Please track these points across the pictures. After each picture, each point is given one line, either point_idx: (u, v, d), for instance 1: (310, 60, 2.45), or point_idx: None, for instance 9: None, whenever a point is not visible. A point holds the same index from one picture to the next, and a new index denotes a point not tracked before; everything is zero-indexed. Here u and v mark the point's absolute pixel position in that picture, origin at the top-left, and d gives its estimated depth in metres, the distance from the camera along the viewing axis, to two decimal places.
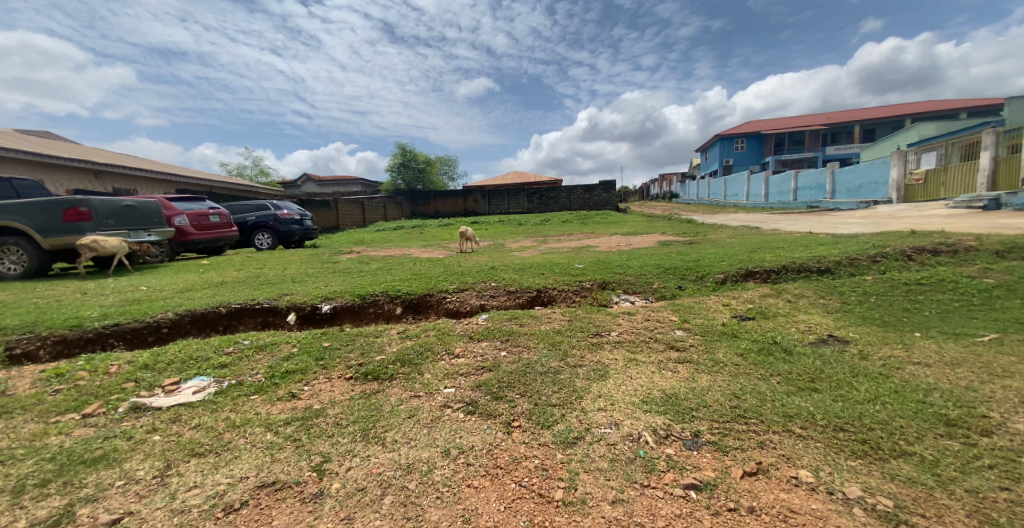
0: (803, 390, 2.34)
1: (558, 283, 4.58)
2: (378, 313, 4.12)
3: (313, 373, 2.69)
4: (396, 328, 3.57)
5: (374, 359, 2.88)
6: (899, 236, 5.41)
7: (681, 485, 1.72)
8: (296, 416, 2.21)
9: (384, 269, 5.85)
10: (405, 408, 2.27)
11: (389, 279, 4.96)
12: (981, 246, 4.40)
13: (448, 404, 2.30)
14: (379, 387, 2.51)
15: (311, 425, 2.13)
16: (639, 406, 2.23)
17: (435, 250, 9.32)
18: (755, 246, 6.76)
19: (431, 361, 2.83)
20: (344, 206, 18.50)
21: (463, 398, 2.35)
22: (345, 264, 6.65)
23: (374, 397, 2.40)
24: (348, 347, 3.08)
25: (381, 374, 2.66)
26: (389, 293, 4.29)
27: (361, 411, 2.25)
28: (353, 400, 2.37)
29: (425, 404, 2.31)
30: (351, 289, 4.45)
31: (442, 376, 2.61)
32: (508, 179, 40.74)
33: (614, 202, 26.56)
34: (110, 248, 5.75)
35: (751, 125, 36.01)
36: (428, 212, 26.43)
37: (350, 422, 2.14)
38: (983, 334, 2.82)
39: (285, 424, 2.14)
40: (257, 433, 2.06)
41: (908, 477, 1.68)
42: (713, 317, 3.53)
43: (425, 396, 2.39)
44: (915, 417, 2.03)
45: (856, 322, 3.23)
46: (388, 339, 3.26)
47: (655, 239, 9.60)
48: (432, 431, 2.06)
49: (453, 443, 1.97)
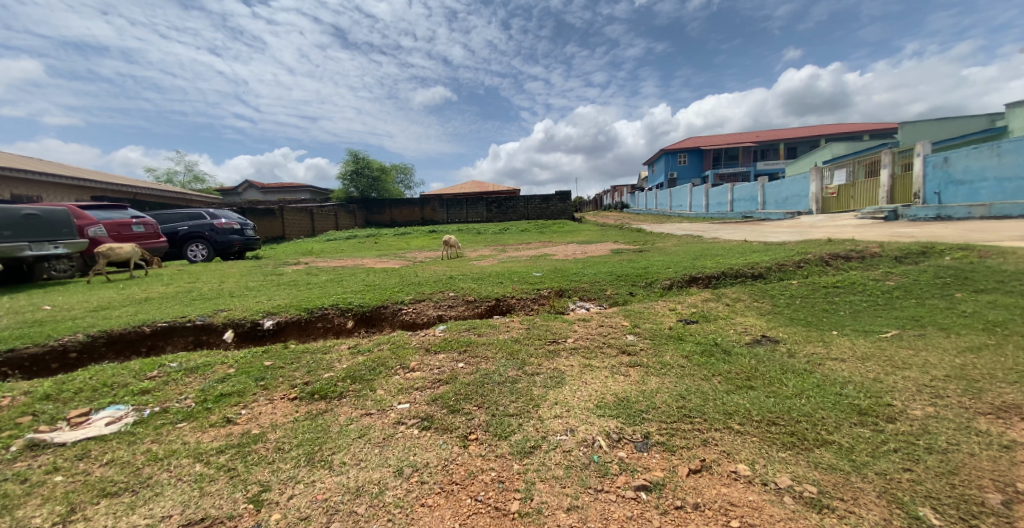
0: (740, 388, 2.51)
1: (517, 291, 4.63)
2: (327, 328, 3.95)
3: (251, 395, 2.53)
4: (346, 342, 3.44)
5: (322, 377, 2.75)
6: (818, 244, 5.98)
7: (633, 487, 1.78)
8: (232, 443, 2.06)
9: (333, 281, 5.62)
10: (356, 427, 2.20)
11: (339, 291, 4.77)
12: (884, 251, 4.94)
13: (401, 420, 2.25)
14: (327, 406, 2.40)
15: (249, 452, 1.99)
16: (594, 411, 2.29)
17: (389, 260, 9.10)
18: (699, 253, 7.21)
19: (385, 377, 2.75)
20: (291, 215, 17.62)
21: (419, 413, 2.30)
22: (289, 276, 6.34)
23: (321, 418, 2.29)
24: (293, 366, 2.92)
25: (328, 392, 2.55)
26: (338, 306, 4.13)
27: (306, 433, 2.15)
28: (297, 422, 2.25)
29: (377, 421, 2.24)
30: (295, 302, 4.23)
31: (396, 391, 2.55)
32: (463, 188, 40.68)
33: (570, 211, 27.18)
34: (123, 254, 6.40)
35: (691, 141, 38.39)
36: (383, 221, 25.83)
37: (293, 446, 2.03)
38: (887, 331, 3.16)
39: (217, 452, 1.99)
40: (184, 465, 1.91)
41: (828, 464, 1.85)
42: (662, 321, 3.71)
43: (377, 414, 2.32)
44: (834, 408, 2.24)
45: (785, 322, 3.52)
46: (338, 355, 3.12)
47: (608, 247, 9.96)
48: (384, 450, 2.00)
49: (406, 461, 1.93)
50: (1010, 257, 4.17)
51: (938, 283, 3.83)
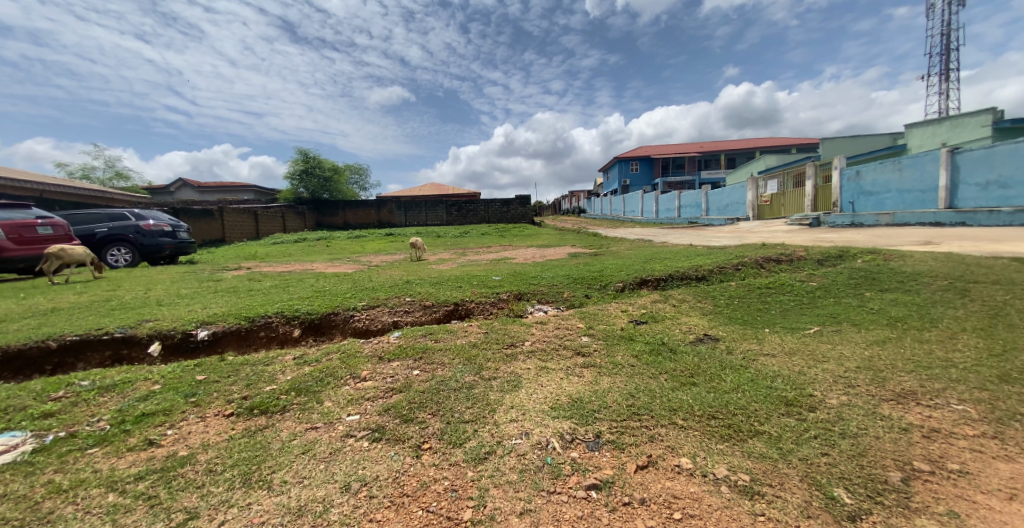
0: (684, 384, 2.65)
1: (476, 295, 4.61)
2: (271, 337, 3.74)
3: (179, 413, 2.35)
4: (291, 353, 3.27)
5: (263, 391, 2.61)
6: (754, 247, 6.44)
7: (583, 487, 1.83)
8: (154, 468, 1.91)
9: (278, 287, 5.33)
10: (300, 442, 2.10)
11: (284, 298, 4.54)
12: (809, 255, 5.40)
13: (351, 433, 2.17)
14: (268, 422, 2.28)
15: (174, 477, 1.85)
16: (548, 412, 2.33)
17: (340, 265, 8.76)
18: (650, 256, 7.53)
19: (334, 387, 2.65)
20: (232, 217, 16.55)
21: (370, 424, 2.24)
22: (229, 283, 5.96)
23: (260, 434, 2.17)
24: (230, 380, 2.74)
25: (269, 406, 2.42)
26: (284, 313, 3.92)
27: (243, 451, 2.03)
28: (232, 441, 2.11)
29: (324, 435, 2.16)
30: (234, 311, 3.98)
31: (346, 402, 2.46)
32: (421, 191, 40.05)
33: (529, 215, 27.49)
34: (77, 255, 6.21)
35: (641, 149, 40.06)
36: (335, 223, 24.90)
37: (227, 467, 1.91)
38: (810, 327, 3.46)
39: (136, 479, 1.84)
40: (95, 495, 1.74)
41: (759, 453, 1.99)
42: (614, 323, 3.83)
43: (324, 427, 2.23)
44: (765, 400, 2.42)
45: (724, 322, 3.75)
46: (282, 366, 2.97)
47: (566, 251, 10.18)
48: (331, 465, 1.93)
49: (354, 476, 1.87)
50: (907, 259, 4.71)
51: (852, 283, 4.24)
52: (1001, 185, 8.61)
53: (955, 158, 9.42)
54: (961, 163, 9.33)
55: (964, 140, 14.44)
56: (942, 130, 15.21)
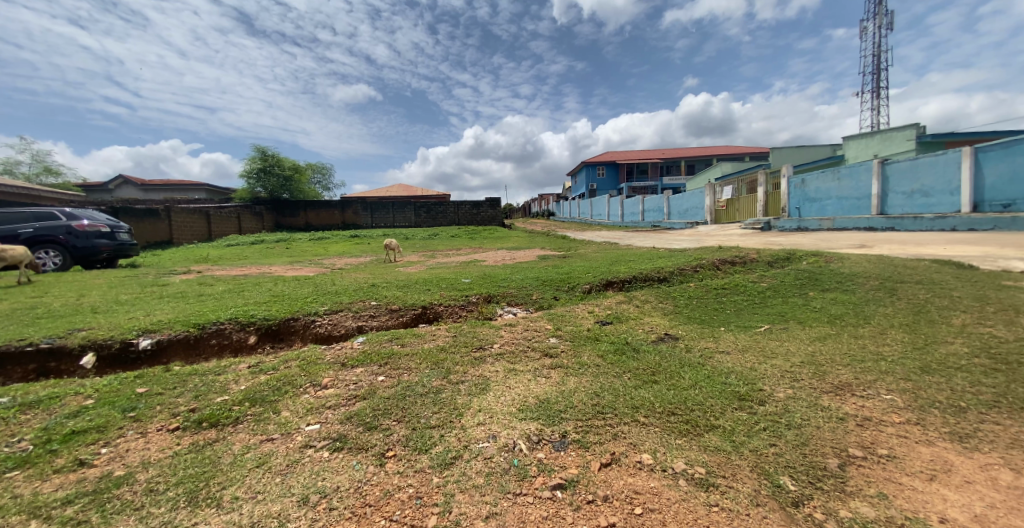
0: (646, 383, 2.74)
1: (444, 298, 4.58)
2: (223, 345, 3.57)
3: (116, 429, 2.21)
4: (246, 361, 3.15)
5: (213, 402, 2.49)
6: (712, 250, 6.73)
7: (549, 487, 1.86)
8: (85, 490, 1.79)
9: (232, 291, 5.10)
10: (254, 455, 2.02)
11: (239, 303, 4.35)
12: (761, 257, 5.70)
13: (310, 443, 2.12)
14: (219, 435, 2.18)
15: (108, 499, 1.75)
16: (515, 414, 2.36)
17: (301, 267, 8.46)
18: (615, 258, 7.72)
19: (293, 396, 2.57)
20: (180, 217, 15.66)
21: (331, 433, 2.18)
22: (176, 288, 5.64)
23: (209, 449, 2.08)
24: (175, 392, 2.61)
25: (220, 419, 2.31)
26: (238, 320, 3.76)
27: (190, 467, 1.94)
28: (176, 457, 2.01)
29: (281, 447, 2.09)
30: (182, 318, 3.78)
31: (305, 412, 2.39)
32: (388, 192, 39.32)
33: (499, 218, 27.56)
34: (18, 255, 5.80)
35: (607, 155, 41.03)
36: (296, 224, 24.04)
37: (171, 486, 1.82)
38: (761, 325, 3.67)
39: (64, 503, 1.72)
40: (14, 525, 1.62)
41: (714, 446, 2.10)
42: (580, 324, 3.91)
43: (281, 438, 2.16)
44: (720, 396, 2.54)
45: (683, 321, 3.91)
46: (236, 376, 2.85)
47: (535, 253, 10.29)
48: (287, 478, 1.87)
49: (313, 488, 1.82)
50: (845, 261, 5.07)
51: (798, 283, 4.52)
52: (924, 193, 9.41)
53: (885, 169, 10.22)
54: (889, 174, 10.13)
55: (895, 153, 15.66)
56: (874, 143, 16.46)
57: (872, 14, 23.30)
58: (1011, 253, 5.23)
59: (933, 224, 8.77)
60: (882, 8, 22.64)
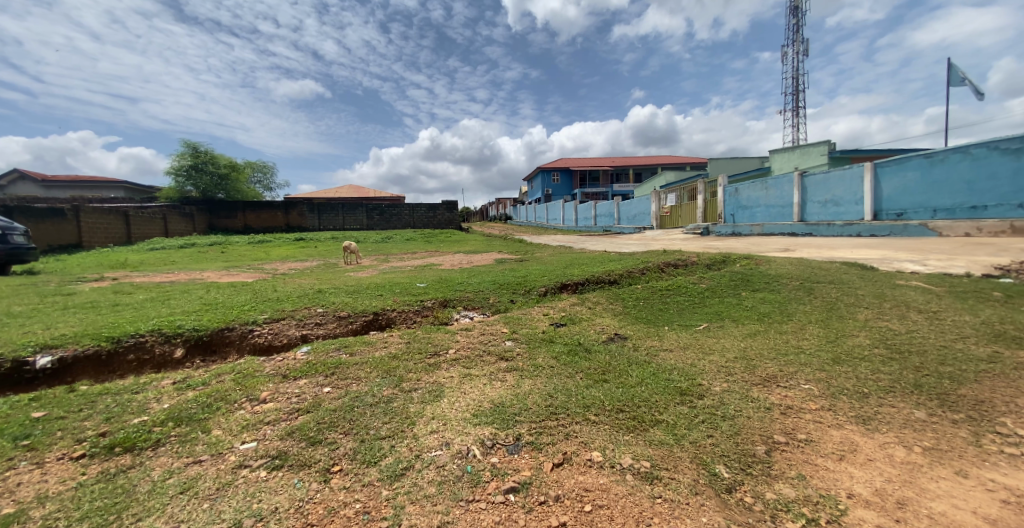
0: (597, 382, 2.84)
1: (398, 304, 4.49)
2: (142, 360, 3.31)
3: (5, 462, 2.00)
4: (169, 377, 2.94)
5: (127, 424, 2.31)
6: (657, 253, 7.07)
7: (502, 491, 1.89)
8: None
9: (155, 300, 4.72)
10: (177, 481, 1.90)
11: (164, 313, 4.03)
12: (700, 260, 6.07)
13: (245, 462, 2.02)
14: (135, 460, 2.03)
15: None
16: (470, 420, 2.36)
17: (240, 273, 7.98)
18: (569, 262, 7.94)
19: (225, 413, 2.43)
20: (89, 218, 14.21)
21: (269, 451, 2.09)
22: (86, 297, 5.13)
23: (122, 477, 1.92)
24: (81, 415, 2.39)
25: (136, 442, 2.14)
26: (162, 332, 3.49)
27: (99, 499, 1.79)
28: (81, 489, 1.85)
29: (211, 468, 1.98)
30: (92, 331, 3.46)
31: (239, 429, 2.27)
32: (338, 193, 37.89)
33: (457, 221, 27.46)
34: None
35: (561, 161, 41.98)
36: (234, 226, 22.59)
37: (75, 521, 1.68)
38: (700, 323, 3.91)
39: None
40: None
41: (658, 440, 2.21)
42: (536, 326, 3.99)
43: (210, 459, 2.04)
44: (663, 392, 2.68)
45: (631, 321, 4.09)
46: (156, 394, 2.65)
47: (493, 257, 10.33)
48: (218, 503, 1.78)
49: (247, 511, 1.74)
50: (772, 263, 5.51)
51: (733, 284, 4.85)
52: (835, 203, 10.42)
53: (804, 181, 11.21)
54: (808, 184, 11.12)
55: (811, 165, 17.21)
56: (794, 157, 17.97)
57: (791, 41, 25.53)
58: (904, 255, 5.92)
59: (843, 230, 9.73)
60: (800, 36, 24.90)
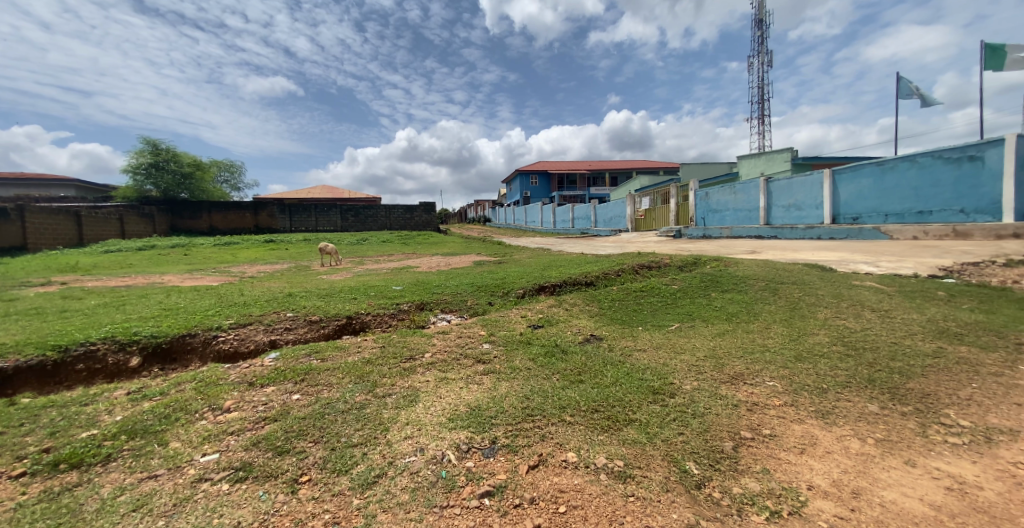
0: (573, 383, 2.87)
1: (372, 307, 4.42)
2: (93, 370, 3.15)
3: None
4: (123, 387, 2.81)
5: (75, 438, 2.19)
6: (632, 255, 7.20)
7: (477, 496, 1.88)
8: None
9: (109, 305, 4.50)
10: (129, 498, 1.82)
11: (118, 319, 3.84)
12: (673, 261, 6.22)
13: (206, 475, 1.95)
14: (83, 477, 1.93)
15: None
16: (445, 424, 2.35)
17: (207, 276, 7.71)
18: (547, 263, 8.00)
19: (184, 424, 2.33)
20: (36, 219, 13.45)
21: (233, 462, 2.02)
22: (32, 303, 4.86)
23: (67, 496, 1.83)
24: (23, 430, 2.26)
25: (84, 458, 2.04)
26: (116, 339, 3.32)
27: (41, 521, 1.70)
28: (21, 510, 1.75)
29: (168, 484, 1.90)
30: (37, 339, 3.27)
31: (201, 440, 2.19)
32: (311, 193, 37.03)
33: (435, 222, 27.29)
34: None
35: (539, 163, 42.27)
36: (199, 227, 21.77)
37: None
38: (673, 323, 4.01)
39: None
40: None
41: (631, 439, 2.25)
42: (513, 328, 4.00)
43: (168, 473, 1.96)
44: (637, 391, 2.73)
45: (607, 322, 4.15)
46: (108, 405, 2.53)
47: (470, 258, 10.31)
48: (175, 521, 1.71)
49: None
50: (740, 265, 5.70)
51: (703, 285, 4.99)
52: (798, 207, 10.88)
53: (769, 186, 11.64)
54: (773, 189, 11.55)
55: (775, 172, 17.90)
56: (760, 163, 18.65)
57: (757, 52, 26.52)
58: (859, 257, 6.23)
59: (804, 234, 10.16)
60: (765, 47, 25.86)
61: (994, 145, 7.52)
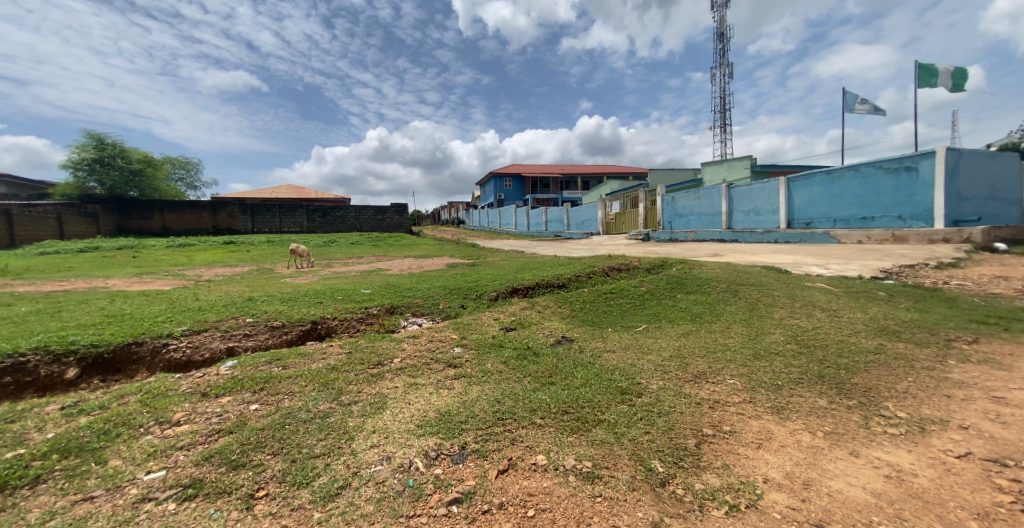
0: (544, 385, 2.88)
1: (340, 312, 4.30)
2: (24, 383, 2.91)
3: None
4: (57, 402, 2.62)
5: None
6: (603, 258, 7.31)
7: (444, 503, 1.85)
8: None
9: (44, 312, 4.17)
10: (60, 523, 1.69)
11: (53, 327, 3.57)
12: (641, 264, 6.35)
13: (151, 494, 1.83)
14: (7, 503, 1.78)
15: None
16: (413, 431, 2.30)
17: (159, 280, 7.30)
18: (520, 265, 8.02)
19: (126, 440, 2.19)
20: None
21: (181, 480, 1.91)
22: None
23: None
24: None
25: (9, 480, 1.88)
26: (50, 350, 3.08)
27: None
28: None
29: (106, 505, 1.78)
30: None
31: (146, 457, 2.06)
32: (275, 193, 35.76)
33: (406, 223, 26.91)
34: None
35: (512, 166, 42.41)
36: (151, 228, 20.60)
37: None
38: (641, 324, 4.09)
39: None
40: None
41: (599, 439, 2.27)
42: (485, 331, 3.97)
43: (107, 494, 1.83)
44: (606, 392, 2.77)
45: (578, 324, 4.19)
46: (39, 422, 2.34)
47: (443, 261, 10.21)
48: None
49: None
50: (705, 267, 5.88)
51: (670, 287, 5.12)
52: (757, 212, 11.35)
53: (730, 191, 12.09)
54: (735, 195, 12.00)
55: (737, 178, 18.65)
56: (722, 169, 19.38)
57: (719, 64, 27.58)
58: (812, 260, 6.56)
59: (762, 237, 10.62)
60: (726, 60, 26.90)
61: (927, 156, 8.10)
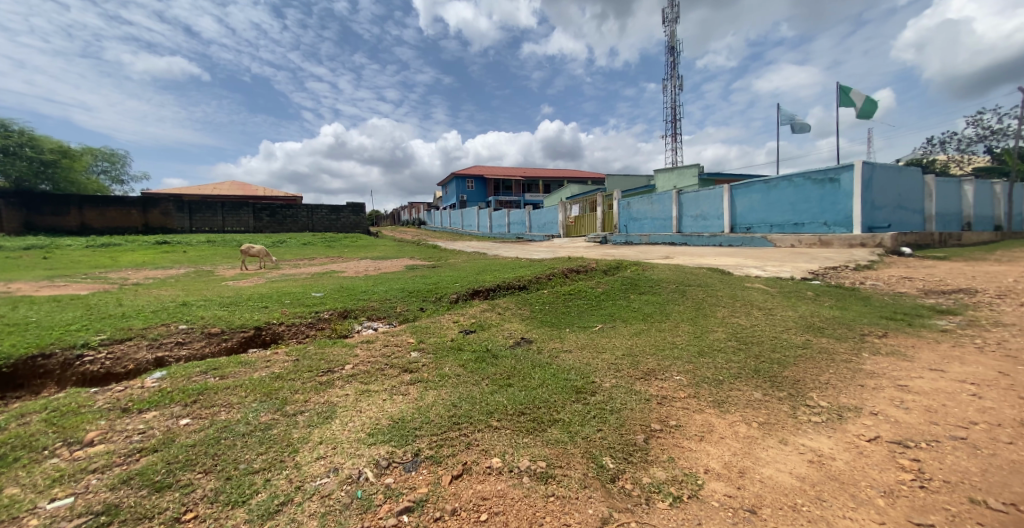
0: (502, 387, 2.89)
1: (288, 317, 4.11)
2: None
3: None
4: None
5: None
6: (561, 259, 7.44)
7: (394, 513, 1.81)
8: None
9: None
10: None
11: None
12: (597, 265, 6.52)
13: (55, 524, 1.67)
14: None
15: None
16: (364, 440, 2.24)
17: (81, 283, 6.69)
18: (480, 267, 8.03)
19: (28, 465, 1.99)
20: None
21: (92, 506, 1.75)
22: None
23: None
24: None
25: None
26: None
27: None
28: None
29: None
30: None
31: (51, 483, 1.88)
32: (218, 189, 33.68)
33: (364, 223, 26.17)
34: None
35: (472, 168, 42.29)
36: (69, 225, 18.85)
37: None
38: (597, 324, 4.20)
39: None
40: None
41: (554, 439, 2.32)
42: (444, 334, 3.93)
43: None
44: (561, 391, 2.82)
45: (537, 325, 4.24)
46: None
47: (403, 263, 10.04)
48: None
49: None
50: (656, 269, 6.13)
51: (624, 288, 5.30)
52: (704, 217, 11.95)
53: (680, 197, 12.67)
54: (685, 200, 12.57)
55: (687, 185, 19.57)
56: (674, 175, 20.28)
57: (670, 75, 28.80)
58: (750, 262, 7.03)
59: (709, 241, 11.21)
60: (676, 71, 28.12)
61: (848, 169, 8.88)
